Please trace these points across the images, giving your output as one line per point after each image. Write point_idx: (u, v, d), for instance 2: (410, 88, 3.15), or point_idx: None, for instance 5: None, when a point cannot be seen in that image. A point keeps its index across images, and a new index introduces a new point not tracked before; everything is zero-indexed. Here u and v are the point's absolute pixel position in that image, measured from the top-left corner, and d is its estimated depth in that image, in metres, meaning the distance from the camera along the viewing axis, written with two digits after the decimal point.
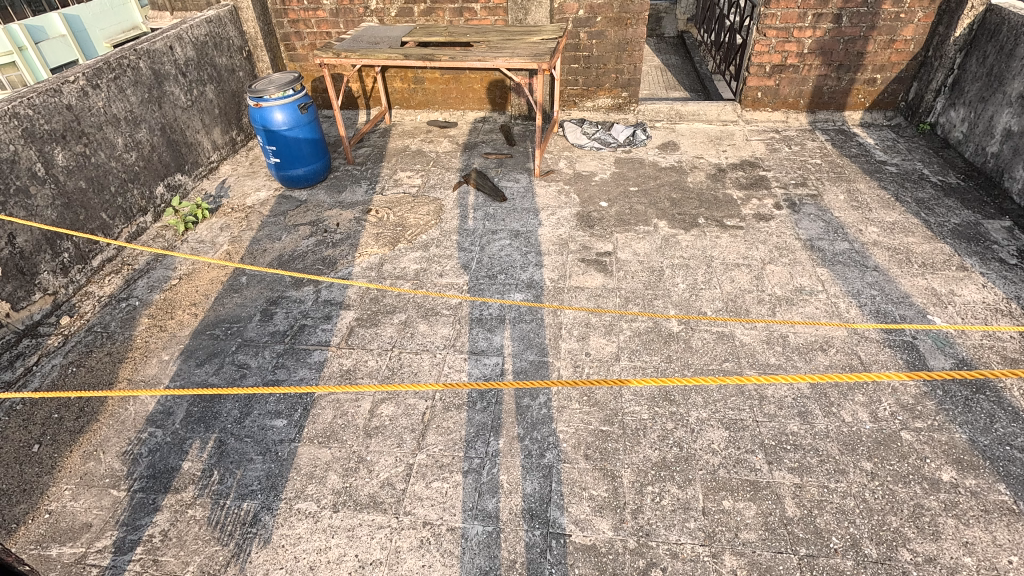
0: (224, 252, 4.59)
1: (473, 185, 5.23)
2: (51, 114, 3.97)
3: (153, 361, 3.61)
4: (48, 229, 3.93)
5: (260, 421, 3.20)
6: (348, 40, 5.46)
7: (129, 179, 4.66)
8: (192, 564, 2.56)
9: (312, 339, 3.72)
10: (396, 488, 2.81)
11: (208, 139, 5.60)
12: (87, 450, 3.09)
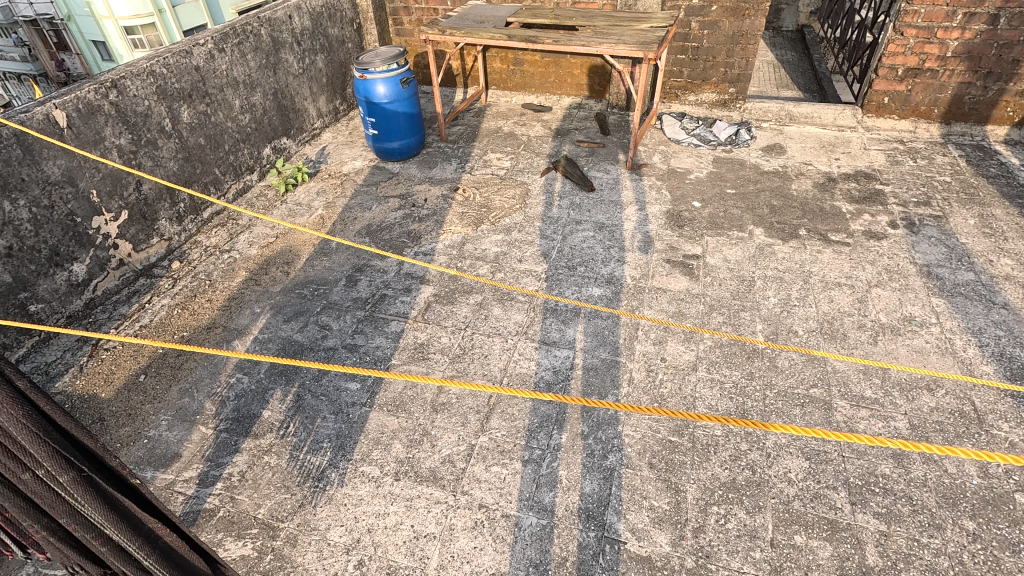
0: (318, 216, 4.81)
1: (562, 172, 5.15)
2: (182, 73, 4.29)
3: (247, 312, 3.86)
4: (168, 180, 4.28)
5: (335, 382, 3.35)
6: (455, 18, 5.50)
7: (241, 139, 4.97)
8: (264, 507, 2.73)
9: (390, 309, 3.83)
10: (456, 466, 2.86)
11: (314, 107, 5.87)
12: (183, 387, 3.36)
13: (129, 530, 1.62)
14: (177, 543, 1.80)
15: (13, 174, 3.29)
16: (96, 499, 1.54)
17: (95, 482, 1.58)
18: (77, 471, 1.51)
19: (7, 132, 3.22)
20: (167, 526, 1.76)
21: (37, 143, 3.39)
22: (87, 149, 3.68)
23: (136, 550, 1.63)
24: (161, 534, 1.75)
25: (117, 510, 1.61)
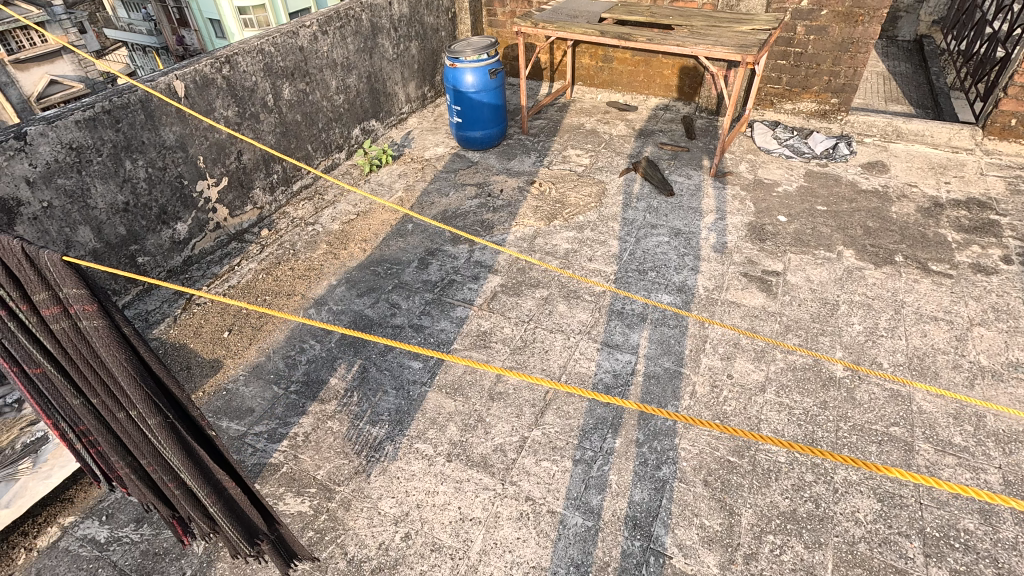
0: (398, 197, 4.97)
1: (641, 174, 5.04)
2: (288, 52, 4.54)
3: (324, 284, 4.06)
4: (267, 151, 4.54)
5: (399, 359, 3.46)
6: (549, 11, 5.50)
7: (334, 118, 5.21)
8: (323, 469, 2.88)
9: (458, 295, 3.91)
10: (507, 455, 2.89)
11: (403, 92, 6.05)
12: (261, 347, 3.59)
13: (196, 476, 1.87)
14: (238, 493, 2.03)
15: (136, 136, 3.62)
16: (174, 445, 1.78)
17: (177, 430, 1.80)
18: (161, 419, 1.73)
19: (135, 98, 3.54)
20: (232, 477, 1.98)
21: (158, 110, 3.70)
22: (200, 118, 3.99)
23: (200, 489, 1.90)
24: (226, 483, 1.99)
25: (190, 456, 1.84)
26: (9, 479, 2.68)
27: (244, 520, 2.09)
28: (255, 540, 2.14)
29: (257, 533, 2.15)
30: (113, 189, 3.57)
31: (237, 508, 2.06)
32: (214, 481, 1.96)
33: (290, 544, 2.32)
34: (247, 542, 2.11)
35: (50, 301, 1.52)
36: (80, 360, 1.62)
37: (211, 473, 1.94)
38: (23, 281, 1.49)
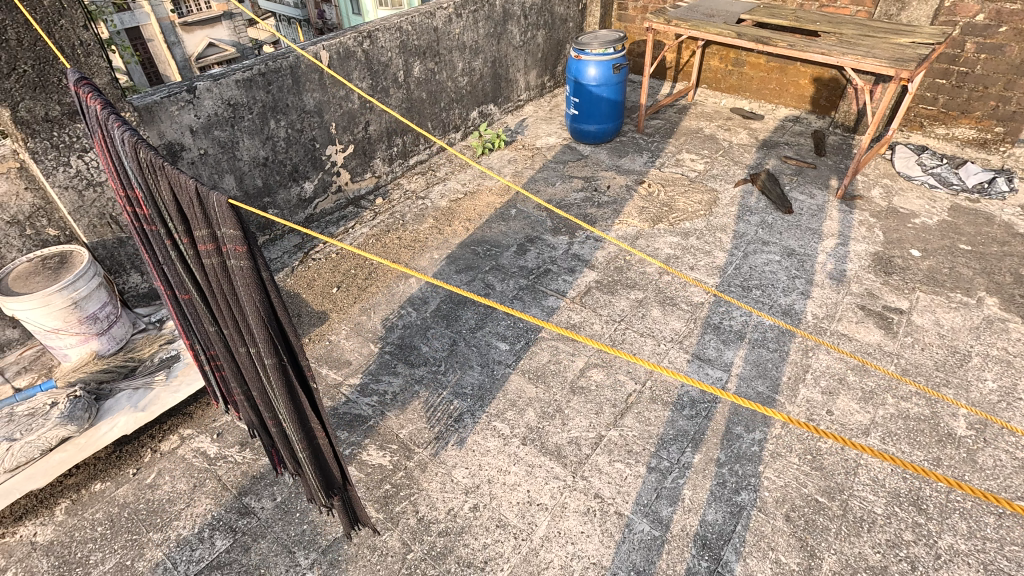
0: (505, 182, 5.07)
1: (759, 186, 4.78)
2: (423, 32, 4.74)
3: (426, 256, 4.24)
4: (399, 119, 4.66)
5: (488, 338, 3.55)
6: (684, 9, 5.32)
7: (456, 99, 5.39)
8: (406, 429, 3.04)
9: (552, 285, 3.94)
10: (581, 450, 2.89)
11: (523, 79, 6.13)
12: (363, 307, 3.83)
13: (294, 419, 1.96)
14: (326, 447, 2.11)
15: (282, 99, 3.95)
16: (282, 388, 1.85)
17: (290, 375, 1.87)
18: (277, 363, 1.79)
19: (286, 63, 3.87)
20: (325, 433, 2.05)
21: (304, 77, 4.02)
22: (338, 88, 4.28)
23: (295, 431, 2.01)
24: (318, 434, 2.08)
25: (293, 401, 1.92)
26: (146, 387, 3.07)
27: (325, 470, 2.20)
28: (329, 490, 2.28)
29: (332, 485, 2.28)
30: (257, 145, 3.94)
31: (321, 456, 2.17)
32: (309, 428, 2.05)
33: (355, 508, 2.40)
34: (321, 489, 2.24)
35: (216, 232, 1.56)
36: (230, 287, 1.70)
37: (308, 420, 2.03)
38: (200, 208, 1.53)
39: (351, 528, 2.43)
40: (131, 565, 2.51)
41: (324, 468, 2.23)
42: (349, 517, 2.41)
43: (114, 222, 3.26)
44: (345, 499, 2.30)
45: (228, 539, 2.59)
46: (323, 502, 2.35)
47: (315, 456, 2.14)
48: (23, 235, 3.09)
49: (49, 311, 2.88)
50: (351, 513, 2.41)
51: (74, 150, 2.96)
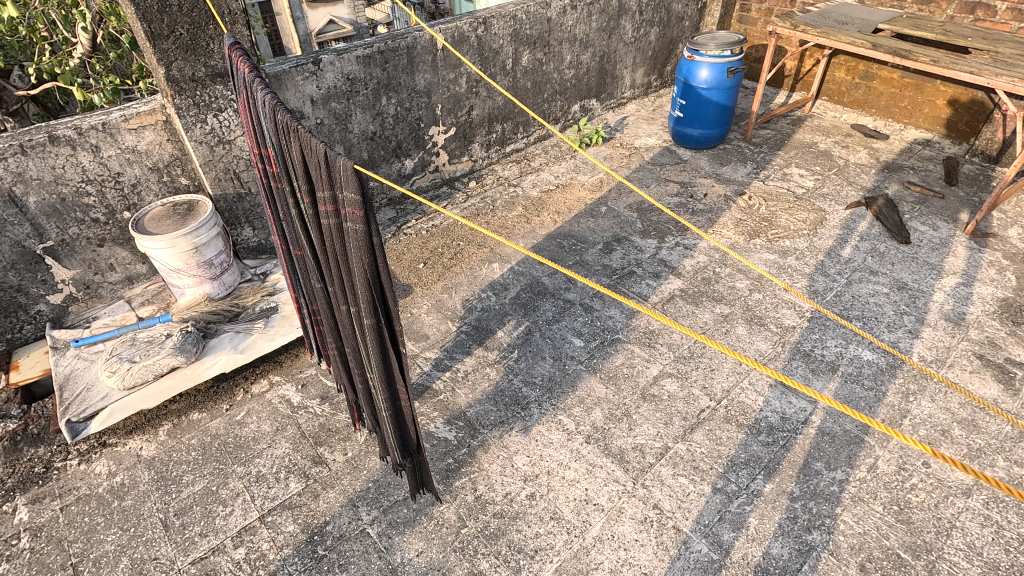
0: (599, 179, 5.02)
1: (874, 211, 4.42)
2: (536, 22, 4.75)
3: (511, 243, 4.29)
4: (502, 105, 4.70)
5: (563, 333, 3.55)
6: (814, 14, 4.99)
7: (559, 91, 5.38)
8: (473, 409, 3.11)
9: (634, 287, 3.86)
10: (645, 457, 2.83)
11: (630, 76, 6.00)
12: (446, 285, 3.94)
13: (383, 378, 2.06)
14: (407, 410, 2.21)
15: (396, 77, 4.12)
16: (375, 348, 1.95)
17: (384, 337, 1.96)
18: (375, 324, 1.88)
19: (404, 44, 4.03)
20: (409, 397, 2.13)
21: (418, 58, 4.17)
22: (448, 71, 4.40)
23: (382, 389, 2.12)
24: (402, 397, 2.17)
25: (384, 362, 2.02)
26: (246, 332, 3.33)
27: (403, 431, 2.30)
28: (404, 451, 2.38)
29: (407, 447, 2.38)
30: (367, 119, 4.14)
31: (401, 418, 2.27)
32: (394, 390, 2.15)
33: (423, 472, 2.50)
34: (397, 448, 2.36)
35: (338, 194, 1.64)
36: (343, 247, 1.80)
37: (395, 383, 2.12)
38: (327, 170, 1.62)
39: (417, 489, 2.54)
40: (216, 491, 2.76)
41: (402, 429, 2.33)
42: (417, 480, 2.52)
43: (236, 178, 3.55)
44: (416, 463, 2.40)
45: (301, 483, 2.78)
46: (397, 461, 2.47)
47: (396, 416, 2.24)
48: (160, 182, 3.43)
49: (174, 252, 3.19)
50: (420, 477, 2.52)
51: (211, 109, 3.25)
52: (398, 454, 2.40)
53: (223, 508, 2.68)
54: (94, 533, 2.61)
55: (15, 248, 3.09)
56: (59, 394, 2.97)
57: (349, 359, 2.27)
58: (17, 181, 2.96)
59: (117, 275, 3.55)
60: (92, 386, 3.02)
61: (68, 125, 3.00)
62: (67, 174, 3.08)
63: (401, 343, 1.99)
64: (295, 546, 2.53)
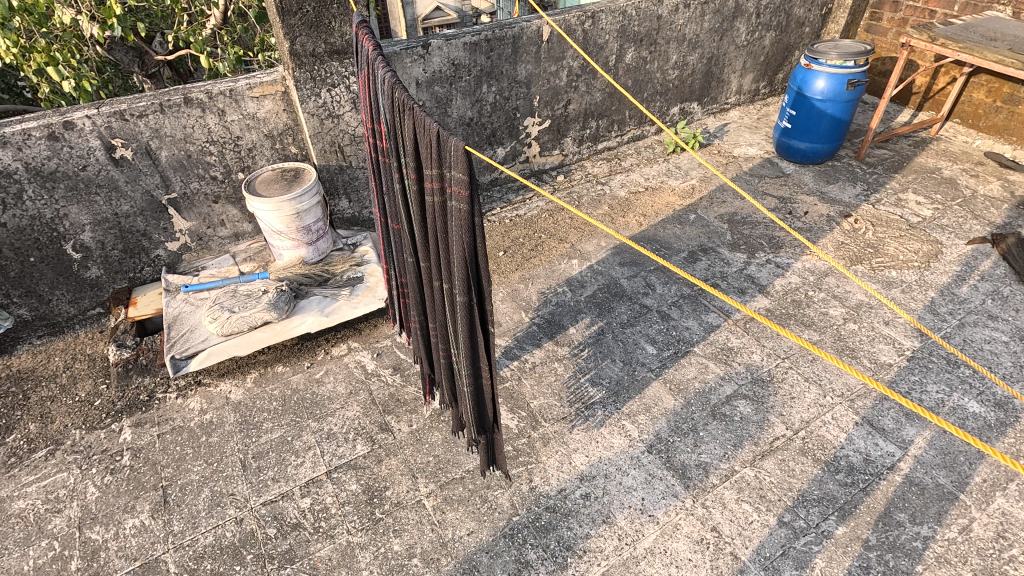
0: (691, 185, 4.86)
1: (1001, 250, 3.99)
2: (645, 19, 4.64)
3: (593, 242, 4.25)
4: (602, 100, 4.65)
5: (636, 338, 3.48)
6: (957, 27, 4.54)
7: (660, 91, 5.23)
8: (537, 401, 3.12)
9: (716, 301, 3.71)
10: (708, 477, 2.73)
11: (737, 81, 5.74)
12: (524, 275, 3.97)
13: (468, 355, 2.15)
14: (487, 388, 2.28)
15: (499, 66, 4.17)
16: (465, 324, 2.03)
17: (474, 315, 2.04)
18: (467, 301, 1.97)
19: (511, 33, 4.07)
20: (490, 376, 2.20)
21: (522, 48, 4.19)
22: (550, 63, 4.40)
23: (466, 366, 2.20)
24: (483, 375, 2.24)
25: (471, 339, 2.10)
26: (333, 297, 3.51)
27: (480, 409, 2.38)
28: (478, 428, 2.47)
29: (483, 425, 2.45)
30: (466, 105, 4.22)
31: (480, 396, 2.34)
32: (477, 367, 2.22)
33: (495, 451, 2.56)
34: (472, 424, 2.44)
35: (447, 174, 1.74)
36: (445, 224, 1.91)
37: (479, 361, 2.20)
38: (439, 149, 1.73)
39: (487, 467, 2.61)
40: (291, 441, 2.95)
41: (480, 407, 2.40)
42: (488, 457, 2.60)
43: (340, 151, 3.75)
44: (488, 441, 2.47)
45: (367, 447, 2.91)
46: (470, 436, 2.56)
47: (476, 393, 2.33)
48: (273, 148, 3.68)
49: (278, 215, 3.42)
50: (490, 455, 2.59)
51: (326, 84, 3.43)
52: (473, 430, 2.48)
53: (295, 458, 2.86)
54: (183, 461, 2.87)
55: (145, 196, 3.43)
56: (168, 332, 3.27)
57: (437, 334, 2.38)
58: (153, 137, 3.27)
59: (226, 231, 3.86)
60: (195, 329, 3.30)
61: (201, 89, 3.28)
62: (195, 134, 3.37)
63: (488, 322, 2.06)
64: (356, 505, 2.66)
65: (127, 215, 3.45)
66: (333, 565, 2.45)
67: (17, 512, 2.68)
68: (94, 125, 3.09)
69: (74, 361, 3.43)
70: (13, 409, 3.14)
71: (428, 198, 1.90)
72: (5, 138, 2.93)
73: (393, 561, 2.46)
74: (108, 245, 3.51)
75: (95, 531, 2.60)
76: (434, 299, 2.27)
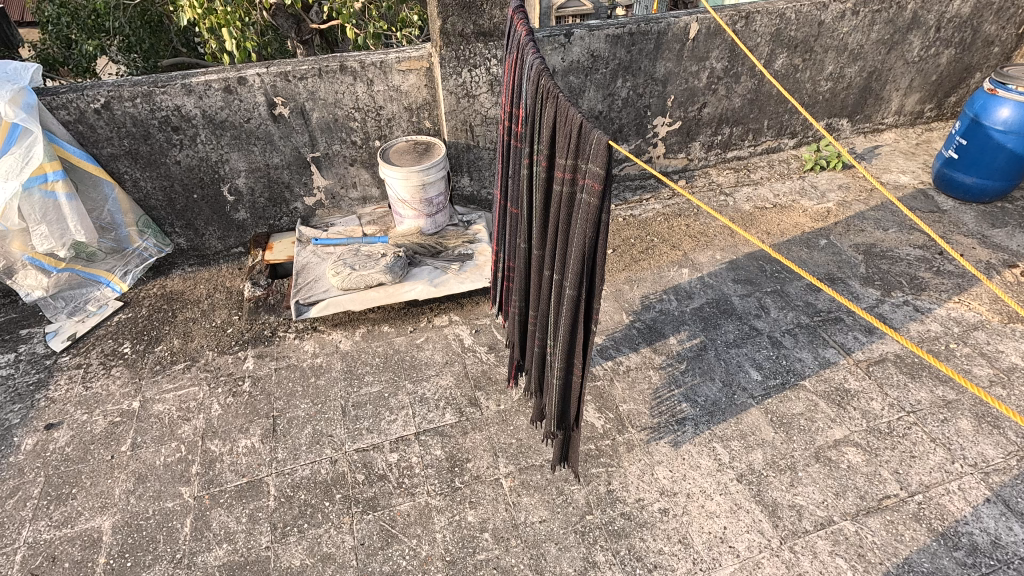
0: (826, 208, 4.49)
1: None
2: (805, 23, 4.31)
3: (708, 253, 4.07)
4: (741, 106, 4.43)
5: (740, 361, 3.29)
6: None
7: (807, 103, 4.85)
8: (626, 405, 3.06)
9: (838, 336, 3.42)
10: (801, 521, 2.55)
11: (898, 101, 5.19)
12: (630, 277, 3.89)
13: (565, 348, 2.17)
14: (576, 385, 2.29)
15: (638, 61, 4.08)
16: (568, 318, 2.05)
17: (579, 310, 2.05)
18: (576, 295, 1.97)
19: (656, 29, 3.95)
20: (582, 374, 2.21)
21: (666, 45, 4.06)
22: (692, 62, 4.22)
23: (560, 359, 2.22)
24: (575, 371, 2.25)
25: (571, 332, 2.12)
26: (443, 270, 3.65)
27: (566, 404, 2.39)
28: (559, 423, 2.48)
29: (565, 421, 2.47)
30: (598, 98, 4.18)
31: (568, 392, 2.36)
32: (571, 362, 2.24)
33: (569, 450, 2.56)
34: (554, 418, 2.45)
35: (582, 165, 1.75)
36: (569, 215, 1.92)
37: (574, 356, 2.21)
38: (579, 140, 1.73)
39: (557, 463, 2.62)
40: (387, 398, 3.13)
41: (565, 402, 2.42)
42: (560, 453, 2.60)
43: (470, 130, 3.87)
44: (567, 439, 2.48)
45: (455, 417, 3.02)
46: (548, 429, 2.58)
47: (564, 387, 2.34)
48: (410, 121, 3.87)
49: (405, 184, 3.60)
50: (563, 452, 2.60)
51: (468, 64, 3.53)
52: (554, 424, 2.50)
53: (390, 414, 3.04)
54: (292, 397, 3.14)
55: (293, 152, 3.76)
56: (295, 279, 3.58)
57: (538, 323, 2.43)
58: (309, 99, 3.56)
59: (356, 193, 4.12)
60: (319, 279, 3.58)
61: (356, 58, 3.51)
62: (344, 100, 3.63)
63: (593, 320, 2.06)
64: (438, 470, 2.78)
65: (277, 167, 3.80)
66: (410, 521, 2.58)
67: (156, 412, 3.08)
68: (262, 83, 3.42)
69: (215, 291, 3.84)
70: (162, 323, 3.60)
71: (557, 186, 1.92)
72: (191, 86, 3.33)
73: (465, 530, 2.55)
74: (257, 192, 3.88)
75: (214, 443, 2.93)
76: (541, 287, 2.31)
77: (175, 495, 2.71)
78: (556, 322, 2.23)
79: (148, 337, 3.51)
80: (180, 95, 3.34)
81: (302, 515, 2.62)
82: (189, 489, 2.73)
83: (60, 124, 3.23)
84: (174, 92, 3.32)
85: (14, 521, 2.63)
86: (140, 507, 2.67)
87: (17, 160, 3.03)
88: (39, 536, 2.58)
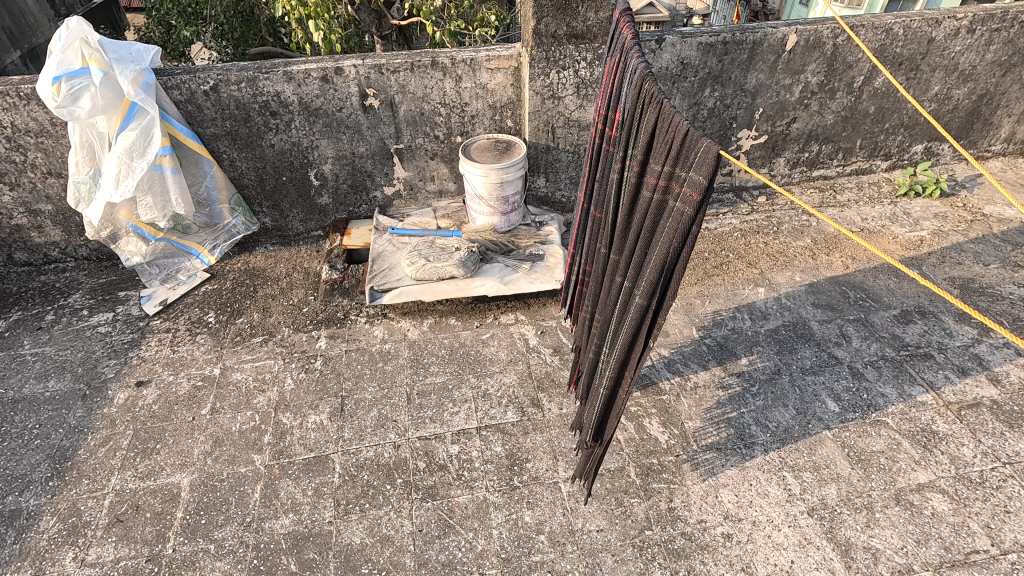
0: (920, 236, 4.22)
1: None
2: (913, 40, 4.07)
3: (786, 273, 3.90)
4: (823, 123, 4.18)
5: (816, 389, 3.13)
6: None
7: (906, 124, 4.58)
8: (692, 423, 2.97)
9: (926, 373, 3.20)
10: (876, 565, 2.40)
11: (1009, 127, 4.81)
12: (702, 291, 3.79)
13: (619, 360, 2.16)
14: (621, 400, 2.26)
15: (729, 71, 3.96)
16: (630, 329, 2.03)
17: (644, 322, 2.00)
18: (645, 305, 1.93)
19: (752, 38, 3.83)
20: (630, 390, 2.17)
21: (760, 55, 3.93)
22: (785, 75, 4.07)
23: (613, 369, 2.21)
24: (623, 386, 2.23)
25: (629, 344, 2.09)
26: (513, 268, 3.67)
27: (606, 415, 2.39)
28: (595, 436, 2.46)
29: (601, 435, 2.44)
30: (683, 107, 4.09)
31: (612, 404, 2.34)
32: (621, 375, 2.22)
33: (592, 467, 2.52)
34: (592, 430, 2.44)
35: (680, 174, 1.70)
36: (655, 223, 1.88)
37: (625, 370, 2.19)
38: (680, 148, 1.69)
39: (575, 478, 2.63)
40: (451, 390, 3.17)
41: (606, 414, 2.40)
42: (583, 468, 2.58)
43: (551, 132, 3.87)
44: (597, 454, 2.45)
45: (517, 416, 3.02)
46: (584, 440, 2.57)
47: (610, 398, 2.32)
48: (492, 119, 3.91)
49: (484, 181, 3.64)
50: (585, 467, 2.57)
51: (557, 66, 3.53)
52: (590, 435, 2.49)
53: (453, 406, 3.07)
54: (361, 379, 3.24)
55: (378, 143, 3.87)
56: (371, 266, 3.68)
57: (597, 328, 2.42)
58: (399, 92, 3.66)
59: (433, 186, 4.20)
60: (394, 268, 3.67)
61: (448, 55, 3.58)
62: (431, 95, 3.71)
63: (653, 336, 2.02)
64: (498, 467, 2.78)
65: (362, 156, 3.92)
66: (468, 514, 2.61)
67: (234, 380, 3.25)
68: (357, 74, 3.54)
69: (294, 270, 4.00)
70: (244, 297, 3.79)
71: (649, 192, 1.89)
72: (292, 74, 3.48)
73: (521, 530, 2.55)
74: (340, 178, 4.02)
75: (286, 416, 3.05)
76: (609, 293, 2.29)
77: (247, 461, 2.84)
78: (617, 332, 2.22)
79: (230, 309, 3.70)
80: (280, 82, 3.50)
81: (364, 496, 2.69)
82: (260, 457, 2.86)
83: (172, 103, 3.46)
84: (276, 78, 3.49)
85: (105, 468, 2.83)
86: (216, 469, 2.81)
87: (131, 136, 3.25)
88: (125, 484, 2.76)
